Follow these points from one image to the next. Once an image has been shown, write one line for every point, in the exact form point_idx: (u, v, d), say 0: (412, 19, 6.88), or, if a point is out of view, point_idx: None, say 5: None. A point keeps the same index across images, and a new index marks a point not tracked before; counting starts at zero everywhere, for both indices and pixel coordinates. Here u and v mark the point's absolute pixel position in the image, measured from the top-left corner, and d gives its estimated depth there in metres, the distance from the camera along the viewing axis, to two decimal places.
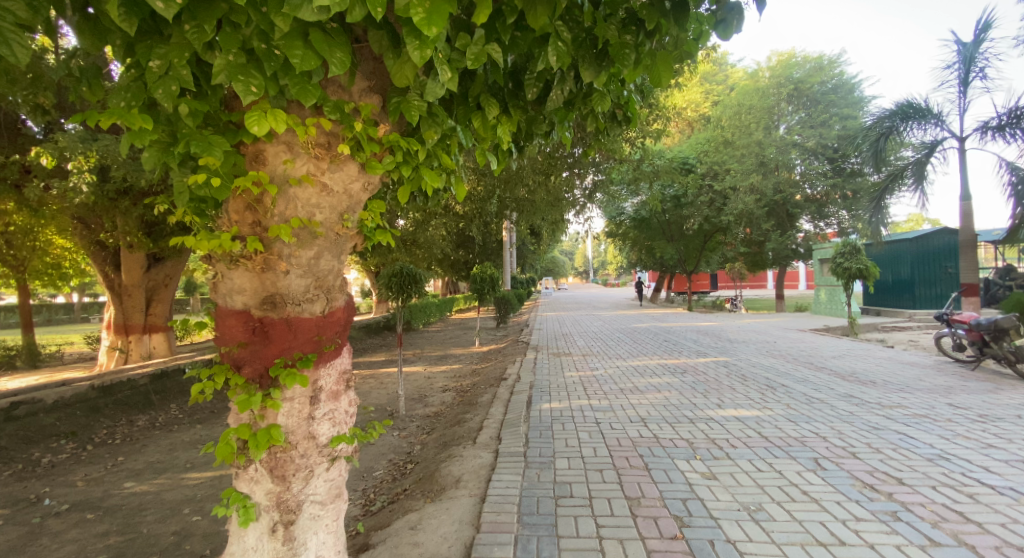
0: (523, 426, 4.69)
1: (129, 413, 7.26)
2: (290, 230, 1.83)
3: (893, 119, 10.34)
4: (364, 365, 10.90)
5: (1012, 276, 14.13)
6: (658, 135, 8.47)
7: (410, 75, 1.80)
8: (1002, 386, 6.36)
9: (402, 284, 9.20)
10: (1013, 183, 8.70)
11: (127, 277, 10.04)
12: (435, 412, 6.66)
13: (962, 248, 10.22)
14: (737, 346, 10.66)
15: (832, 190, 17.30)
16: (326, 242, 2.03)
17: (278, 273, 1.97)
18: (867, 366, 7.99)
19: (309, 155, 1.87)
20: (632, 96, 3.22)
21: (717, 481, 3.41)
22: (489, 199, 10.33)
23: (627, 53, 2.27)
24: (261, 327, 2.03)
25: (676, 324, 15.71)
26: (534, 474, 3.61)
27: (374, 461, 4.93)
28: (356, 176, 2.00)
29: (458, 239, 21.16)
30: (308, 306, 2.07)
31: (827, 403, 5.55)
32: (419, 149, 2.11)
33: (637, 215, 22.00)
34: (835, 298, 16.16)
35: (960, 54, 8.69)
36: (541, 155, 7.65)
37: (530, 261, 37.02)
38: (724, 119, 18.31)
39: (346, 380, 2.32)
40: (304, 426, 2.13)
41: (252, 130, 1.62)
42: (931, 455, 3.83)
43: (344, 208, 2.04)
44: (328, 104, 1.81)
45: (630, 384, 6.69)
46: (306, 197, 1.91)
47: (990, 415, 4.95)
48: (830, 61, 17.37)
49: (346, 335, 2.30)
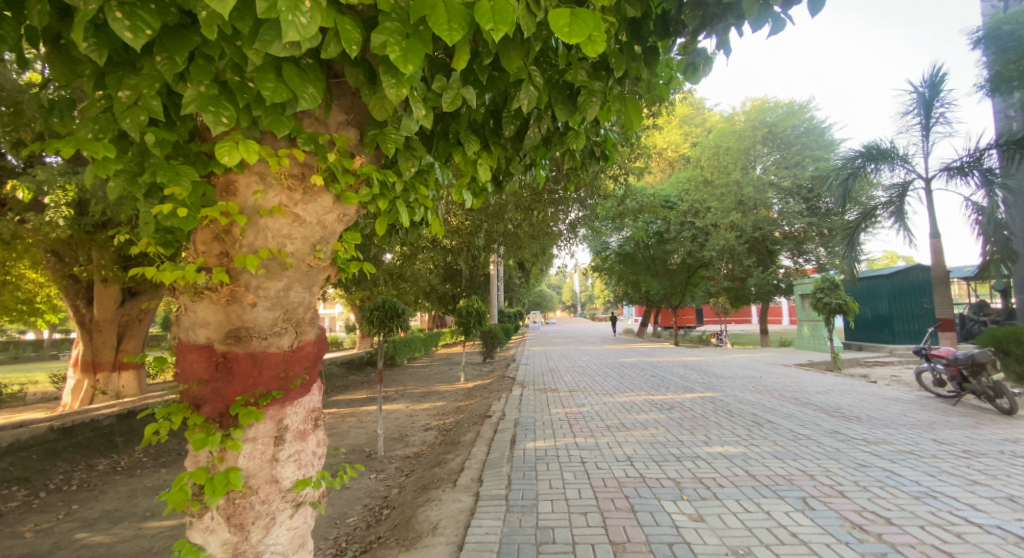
0: (505, 467, 4.52)
1: (89, 456, 6.86)
2: (258, 260, 1.77)
3: (861, 160, 10.78)
4: (344, 403, 10.56)
5: (986, 312, 14.51)
6: (640, 173, 8.68)
7: (387, 110, 1.82)
8: (984, 422, 6.37)
9: (384, 318, 9.03)
10: (979, 222, 9.00)
11: (99, 312, 9.68)
12: (416, 452, 6.41)
13: (937, 285, 10.45)
14: (724, 380, 10.61)
15: (809, 227, 17.82)
16: (297, 273, 1.97)
17: (244, 305, 1.89)
18: (851, 402, 7.95)
19: (281, 186, 1.84)
20: (609, 135, 3.30)
21: (704, 523, 3.29)
22: (476, 233, 10.35)
23: (594, 97, 2.31)
24: (225, 361, 1.94)
25: (663, 358, 15.65)
26: (516, 518, 3.44)
27: (348, 506, 4.66)
28: (331, 206, 1.98)
29: (445, 273, 21.20)
30: (275, 339, 2.00)
31: (813, 439, 5.48)
32: (395, 180, 2.10)
33: (622, 250, 22.29)
34: (818, 334, 16.32)
35: (919, 100, 9.20)
36: (525, 190, 7.77)
37: (517, 295, 37.21)
38: (703, 159, 18.98)
39: (314, 419, 2.24)
40: (267, 469, 2.04)
41: (221, 161, 1.61)
42: (918, 493, 3.77)
43: (317, 239, 2.00)
44: (303, 136, 1.80)
45: (617, 420, 6.55)
46: (277, 228, 1.87)
47: (974, 451, 4.92)
48: (801, 106, 18.25)
49: (316, 372, 2.22)
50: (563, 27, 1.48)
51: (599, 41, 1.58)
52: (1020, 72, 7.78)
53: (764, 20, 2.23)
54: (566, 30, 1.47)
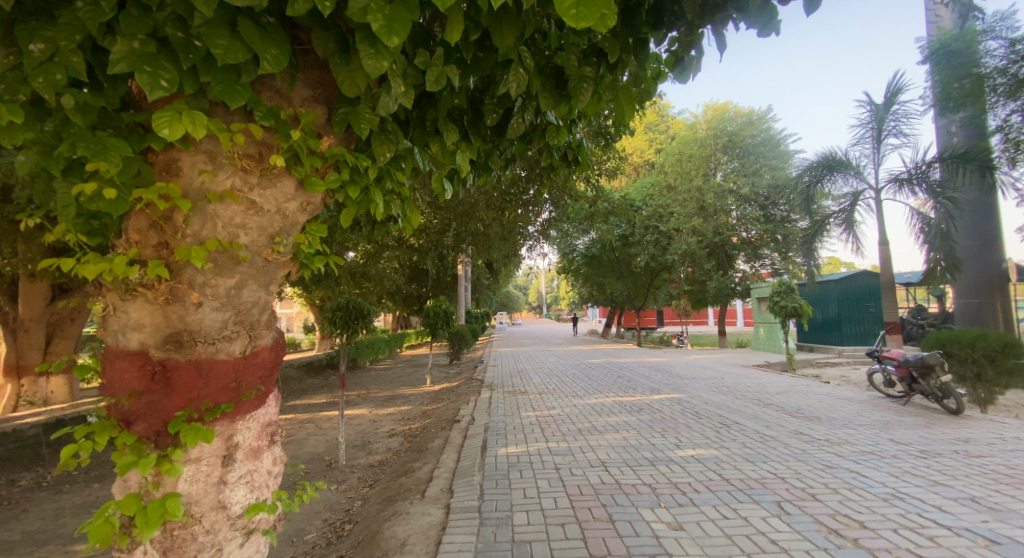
0: (477, 475, 4.32)
1: (8, 471, 6.18)
2: (204, 253, 1.52)
3: (817, 170, 11.18)
4: (302, 408, 10.02)
5: (923, 316, 15.45)
6: (611, 174, 8.64)
7: (362, 85, 1.60)
8: (934, 421, 6.66)
9: (347, 319, 8.62)
10: (923, 230, 9.47)
11: (26, 312, 8.64)
12: (381, 460, 6.10)
13: (885, 290, 10.95)
14: (689, 381, 10.77)
15: (765, 233, 18.56)
16: (251, 269, 1.72)
17: (188, 305, 1.62)
18: (810, 402, 8.17)
19: (234, 166, 1.59)
20: (584, 138, 3.15)
21: (685, 532, 3.19)
22: (445, 232, 10.08)
23: (583, 87, 2.15)
24: (163, 370, 1.66)
25: (628, 360, 15.81)
26: (490, 532, 3.25)
27: (306, 522, 4.33)
28: (293, 193, 1.74)
29: (410, 273, 20.72)
30: (225, 345, 1.73)
31: (780, 441, 5.55)
32: (368, 166, 1.87)
33: (588, 252, 22.38)
34: (773, 336, 16.90)
35: (874, 114, 9.61)
36: (495, 189, 7.59)
37: (482, 297, 36.92)
38: (667, 165, 19.37)
39: (270, 434, 2.00)
40: (212, 493, 1.79)
41: (161, 134, 1.36)
42: (886, 495, 3.82)
43: (276, 230, 1.75)
44: (261, 109, 1.54)
45: (588, 423, 6.46)
46: (228, 215, 1.61)
47: (930, 451, 5.10)
48: (759, 117, 18.88)
49: (272, 381, 1.98)
50: (568, 8, 1.30)
51: (607, 18, 1.41)
52: (964, 90, 8.25)
53: (761, 18, 2.17)
54: (572, 11, 1.30)
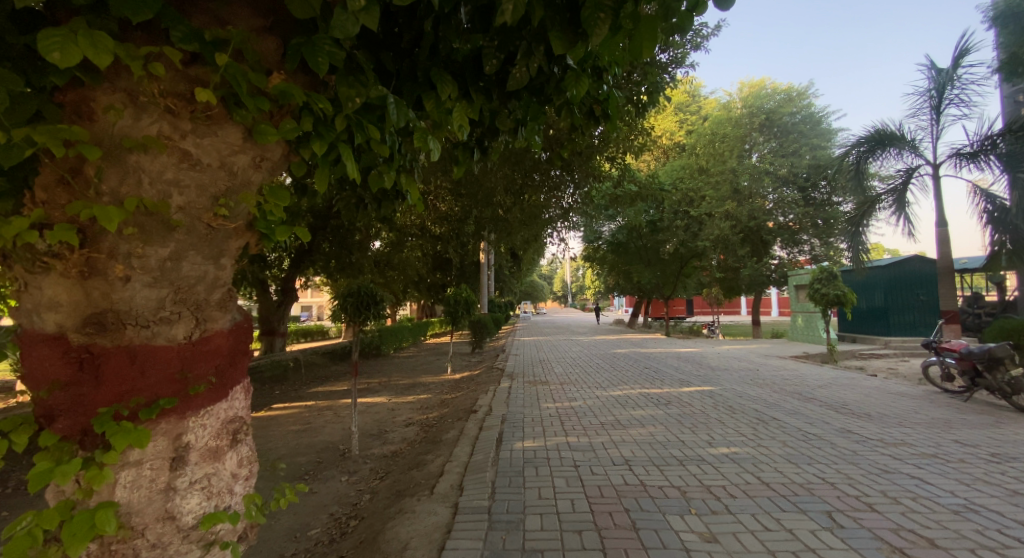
0: (490, 472, 4.02)
1: None
2: (120, 213, 1.22)
3: (866, 146, 10.30)
4: (322, 395, 9.98)
5: (979, 304, 14.31)
6: (639, 153, 8.08)
7: (312, 3, 1.28)
8: (1002, 420, 5.98)
9: (360, 305, 8.41)
10: (989, 211, 8.54)
11: None
12: (395, 451, 5.90)
13: (941, 276, 10.05)
14: (720, 373, 10.22)
15: (804, 218, 17.56)
16: (192, 238, 1.43)
17: (112, 280, 1.34)
18: (857, 397, 7.53)
19: (157, 107, 1.28)
20: (612, 91, 2.69)
21: (719, 546, 2.80)
22: (466, 218, 9.77)
23: (601, 18, 1.74)
24: (91, 358, 1.38)
25: (655, 349, 15.26)
26: (499, 538, 2.94)
27: (312, 516, 4.13)
28: (240, 144, 1.44)
29: (434, 262, 20.64)
30: (164, 328, 1.45)
31: (826, 440, 5.05)
32: (333, 113, 1.56)
33: (614, 239, 21.65)
34: (812, 325, 16.02)
35: (935, 80, 8.71)
36: (511, 169, 7.18)
37: (508, 285, 36.68)
38: (699, 146, 18.54)
39: (233, 433, 1.73)
40: (158, 502, 1.51)
41: (48, 58, 1.07)
42: (956, 507, 3.32)
43: (221, 190, 1.45)
44: (180, 29, 1.23)
45: (613, 417, 6.08)
46: (155, 169, 1.31)
47: (1003, 455, 4.50)
48: (799, 93, 17.68)
49: (231, 373, 1.70)
50: None
51: None
52: None
53: None
54: None
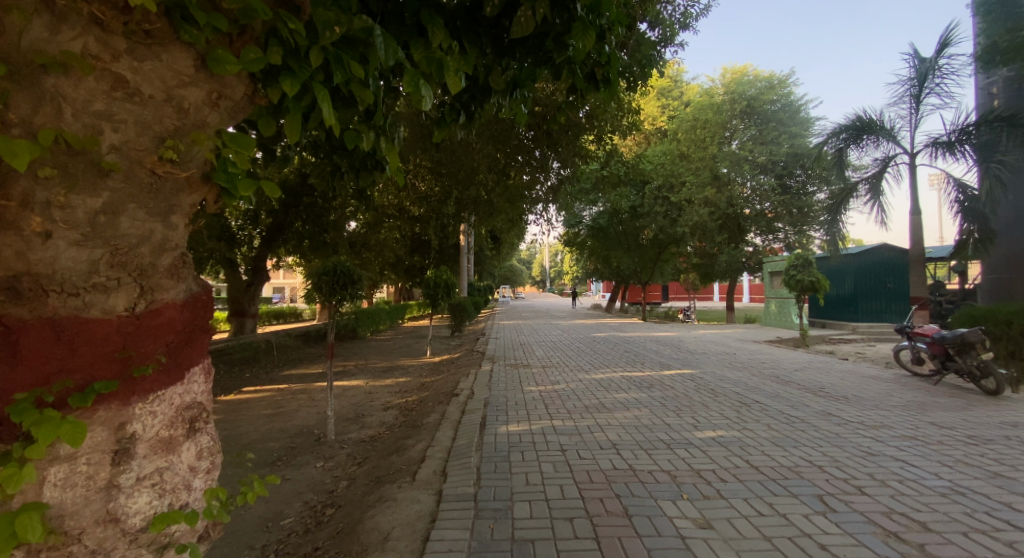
0: (473, 457, 3.86)
1: None
2: (33, 147, 0.97)
3: (846, 134, 10.33)
4: (296, 378, 9.64)
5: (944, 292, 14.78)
6: (625, 133, 7.89)
7: None
8: (973, 403, 6.12)
9: (335, 285, 8.07)
10: (960, 200, 8.72)
11: None
12: (373, 435, 5.68)
13: (915, 264, 10.25)
14: (700, 357, 10.28)
15: (781, 206, 17.80)
16: (131, 186, 1.19)
17: (28, 236, 1.09)
18: (834, 381, 7.65)
19: (80, 15, 1.09)
20: (615, 52, 2.43)
21: (715, 532, 2.71)
22: (446, 198, 9.47)
23: None
24: (4, 332, 1.11)
25: (633, 333, 15.32)
26: (487, 528, 2.77)
27: (285, 505, 3.91)
28: (191, 73, 1.27)
29: (412, 244, 20.20)
30: (100, 297, 1.20)
31: (809, 422, 5.06)
32: (306, 46, 1.36)
33: (594, 223, 21.57)
34: (786, 311, 16.33)
35: (917, 69, 8.77)
36: (493, 146, 6.90)
37: (487, 269, 36.41)
38: (680, 132, 18.47)
39: (189, 421, 1.49)
40: (98, 502, 1.24)
41: None
42: (943, 489, 3.32)
43: (168, 127, 1.24)
44: None
45: (596, 400, 5.99)
46: (84, 92, 1.11)
47: (979, 437, 4.58)
48: (780, 81, 17.70)
49: (186, 353, 1.46)
50: None
51: None
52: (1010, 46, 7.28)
53: None
54: None
